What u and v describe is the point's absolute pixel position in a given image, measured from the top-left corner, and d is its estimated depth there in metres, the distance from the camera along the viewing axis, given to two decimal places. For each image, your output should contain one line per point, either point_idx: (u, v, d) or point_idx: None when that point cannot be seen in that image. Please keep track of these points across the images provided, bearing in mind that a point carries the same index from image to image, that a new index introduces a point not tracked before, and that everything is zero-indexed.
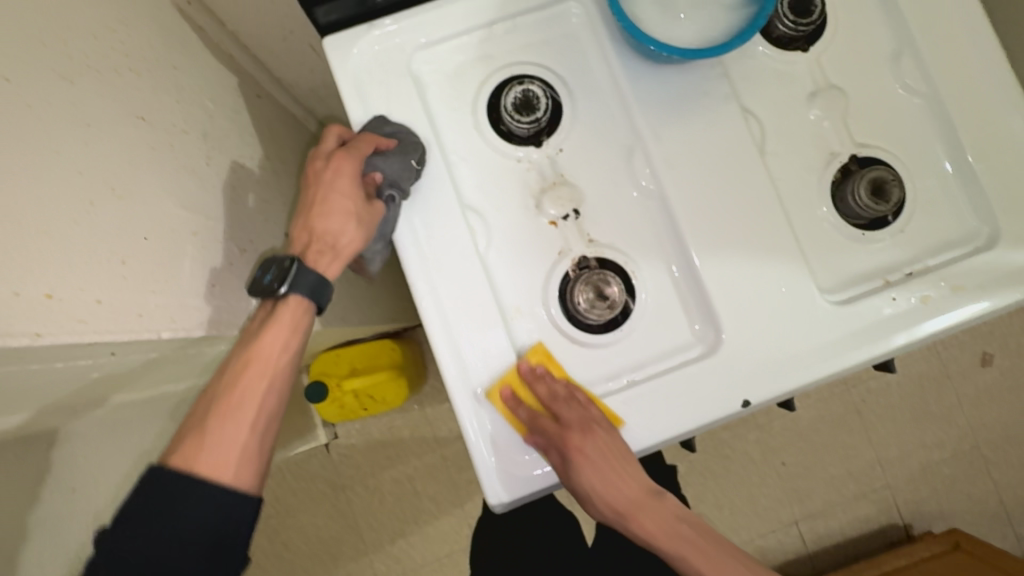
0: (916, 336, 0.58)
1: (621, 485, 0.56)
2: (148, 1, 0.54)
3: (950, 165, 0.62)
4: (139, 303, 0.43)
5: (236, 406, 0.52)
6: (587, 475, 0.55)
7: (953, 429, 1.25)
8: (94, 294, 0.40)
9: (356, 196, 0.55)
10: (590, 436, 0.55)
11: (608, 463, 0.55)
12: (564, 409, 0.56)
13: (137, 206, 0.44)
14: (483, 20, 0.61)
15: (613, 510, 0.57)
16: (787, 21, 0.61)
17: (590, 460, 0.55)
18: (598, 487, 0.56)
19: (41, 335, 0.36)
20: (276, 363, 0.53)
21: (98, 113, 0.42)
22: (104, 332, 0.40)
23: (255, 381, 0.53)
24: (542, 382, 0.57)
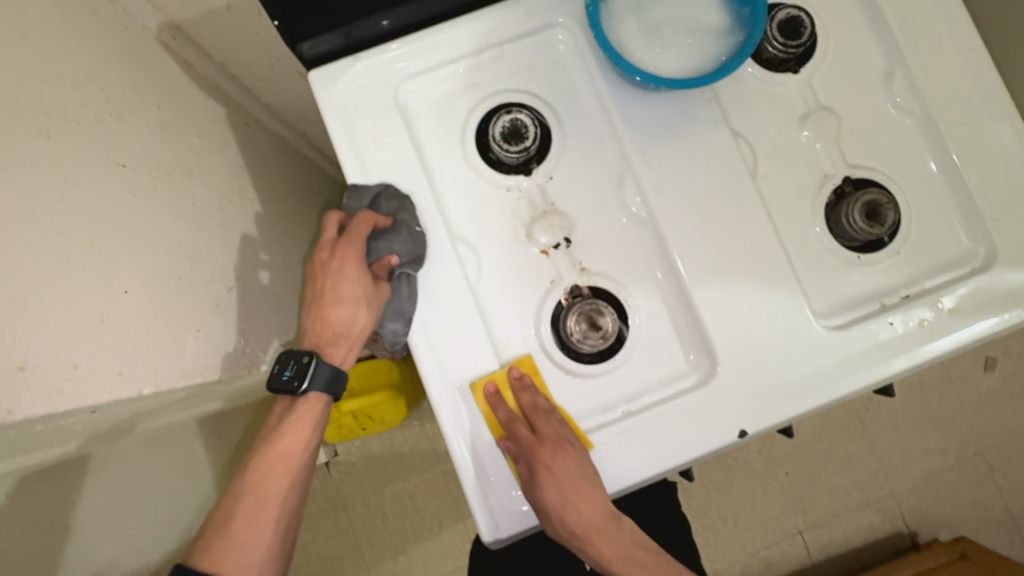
0: (915, 360, 0.57)
1: (585, 509, 0.57)
2: (129, 42, 0.54)
3: (935, 164, 0.61)
4: (119, 361, 0.43)
5: (261, 501, 0.53)
6: (550, 487, 0.55)
7: (956, 434, 1.24)
8: (72, 357, 0.39)
9: (364, 284, 0.57)
10: (562, 455, 0.55)
11: (576, 484, 0.56)
12: (541, 424, 0.56)
13: (115, 260, 0.44)
14: (469, 49, 0.60)
15: (568, 530, 0.57)
16: (776, 43, 0.60)
17: (561, 469, 0.55)
18: (569, 512, 0.56)
19: (14, 410, 0.36)
20: (300, 457, 0.56)
21: (76, 166, 0.42)
22: (81, 396, 0.40)
23: (279, 477, 0.55)
24: (524, 393, 0.57)
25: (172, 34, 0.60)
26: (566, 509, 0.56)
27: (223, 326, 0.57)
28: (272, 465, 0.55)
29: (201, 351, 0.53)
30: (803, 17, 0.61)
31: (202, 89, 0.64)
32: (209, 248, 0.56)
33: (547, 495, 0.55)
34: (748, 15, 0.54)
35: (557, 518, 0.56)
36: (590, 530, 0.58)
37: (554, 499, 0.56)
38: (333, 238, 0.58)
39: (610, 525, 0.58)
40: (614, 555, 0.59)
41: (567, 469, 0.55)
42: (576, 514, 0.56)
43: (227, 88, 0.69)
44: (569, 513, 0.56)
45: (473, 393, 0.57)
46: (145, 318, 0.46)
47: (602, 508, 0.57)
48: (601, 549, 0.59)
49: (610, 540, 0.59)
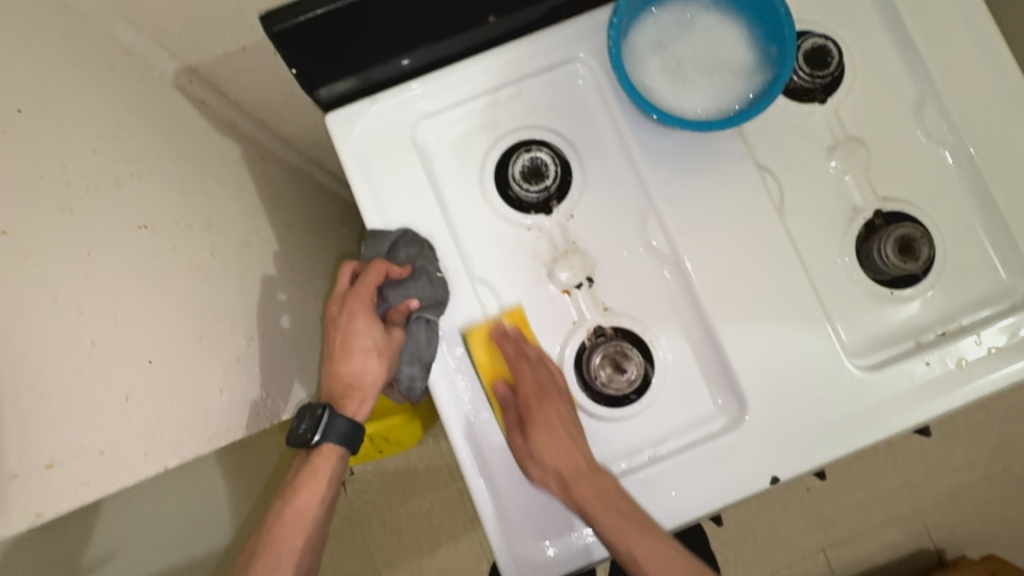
0: (954, 401, 0.55)
1: (568, 451, 0.54)
2: (146, 93, 0.53)
3: (951, 157, 0.60)
4: (145, 439, 0.43)
5: (275, 562, 0.53)
6: (539, 435, 0.54)
7: (984, 446, 1.18)
8: (97, 443, 0.39)
9: (373, 335, 0.55)
10: (544, 368, 0.55)
11: (563, 433, 0.54)
12: (525, 368, 0.55)
13: (139, 331, 0.44)
14: (487, 86, 0.59)
15: (555, 470, 0.54)
16: (802, 72, 0.59)
17: (547, 417, 0.54)
18: (554, 454, 0.53)
19: (40, 512, 0.35)
20: (312, 516, 0.55)
21: (97, 237, 0.42)
22: (109, 481, 0.40)
23: (293, 536, 0.54)
24: (509, 341, 0.56)
25: (188, 78, 0.59)
26: (550, 449, 0.54)
27: (245, 379, 0.56)
28: (286, 524, 0.54)
29: (225, 410, 0.52)
30: (829, 45, 0.60)
31: (217, 129, 0.64)
32: (228, 299, 0.56)
33: (537, 441, 0.53)
34: (775, 53, 0.53)
35: (542, 462, 0.54)
36: (574, 472, 0.54)
37: (543, 441, 0.54)
38: (345, 288, 0.57)
39: (595, 474, 0.54)
40: (606, 511, 0.52)
41: (554, 418, 0.54)
42: (562, 454, 0.54)
43: (242, 124, 0.69)
44: (556, 454, 0.54)
45: (468, 341, 0.57)
46: (169, 388, 0.46)
47: (587, 459, 0.54)
48: (592, 509, 0.52)
49: (617, 523, 0.52)
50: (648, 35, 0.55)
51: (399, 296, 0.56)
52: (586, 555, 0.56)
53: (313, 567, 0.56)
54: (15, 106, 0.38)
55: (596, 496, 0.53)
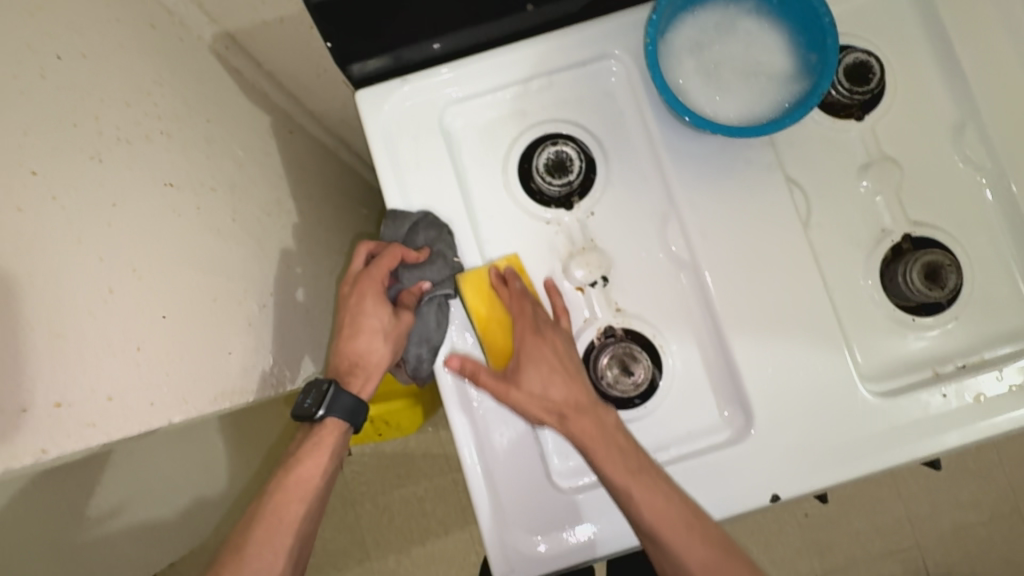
0: (968, 436, 0.54)
1: (561, 390, 0.54)
2: (183, 54, 0.54)
3: (989, 190, 0.58)
4: (152, 392, 0.43)
5: (275, 528, 0.52)
6: (532, 371, 0.54)
7: (993, 490, 1.15)
8: (107, 390, 0.39)
9: (382, 317, 0.56)
10: (541, 322, 0.54)
11: (558, 368, 0.54)
12: (518, 300, 0.54)
13: (155, 285, 0.44)
14: (520, 75, 0.59)
15: (552, 403, 0.54)
16: (841, 87, 0.58)
17: (544, 353, 0.54)
18: (552, 389, 0.54)
19: (48, 450, 0.35)
20: (314, 486, 0.55)
21: (123, 187, 0.42)
22: (115, 429, 0.40)
23: (295, 504, 0.54)
24: (509, 284, 0.55)
25: (225, 44, 0.60)
26: (547, 385, 0.54)
27: (255, 345, 0.57)
28: (287, 492, 0.54)
29: (233, 373, 0.52)
30: (871, 61, 0.58)
31: (248, 98, 0.64)
32: (244, 263, 0.56)
33: (531, 378, 0.54)
34: (816, 62, 0.52)
35: (537, 398, 0.54)
36: (573, 406, 0.54)
37: (537, 378, 0.54)
38: (359, 269, 0.58)
39: (597, 410, 0.54)
40: (605, 447, 0.52)
41: (550, 355, 0.54)
42: (560, 389, 0.54)
43: (273, 95, 0.69)
44: (553, 387, 0.54)
45: (461, 285, 0.55)
46: (180, 344, 0.46)
47: (589, 395, 0.55)
48: (592, 444, 0.52)
49: (616, 454, 0.52)
50: (686, 35, 0.54)
51: (413, 277, 0.56)
52: (578, 555, 0.56)
53: (311, 543, 0.56)
54: (57, 52, 0.38)
55: (595, 431, 0.53)
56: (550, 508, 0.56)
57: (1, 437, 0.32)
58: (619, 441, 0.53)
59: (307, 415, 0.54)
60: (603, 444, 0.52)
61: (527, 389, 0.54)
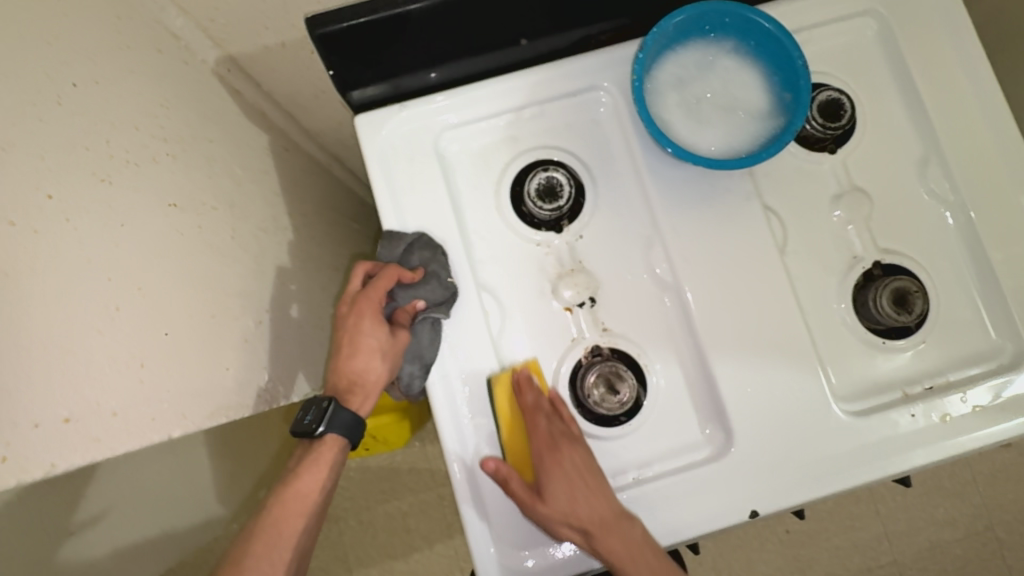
0: (935, 454, 0.57)
1: (588, 503, 0.54)
2: (188, 78, 0.56)
3: (950, 217, 0.62)
4: (154, 407, 0.44)
5: (273, 542, 0.53)
6: (557, 490, 0.54)
7: (966, 507, 1.19)
8: (112, 405, 0.40)
9: (380, 336, 0.57)
10: (566, 455, 0.55)
11: (581, 483, 0.55)
12: (540, 420, 0.55)
13: (158, 302, 0.45)
14: (513, 104, 0.62)
15: (579, 527, 0.54)
16: (816, 122, 0.61)
17: (566, 475, 0.55)
18: (578, 507, 0.54)
19: (55, 464, 0.36)
20: (312, 501, 0.55)
21: (131, 207, 0.44)
22: (118, 444, 0.41)
23: (294, 519, 0.54)
24: (530, 390, 0.56)
25: (227, 67, 0.62)
26: (573, 503, 0.54)
27: (251, 361, 0.57)
28: (286, 507, 0.55)
29: (230, 389, 0.53)
30: (842, 99, 0.62)
31: (248, 118, 0.66)
32: (241, 280, 0.58)
33: (555, 493, 0.54)
34: (789, 101, 0.55)
35: (562, 514, 0.54)
36: (600, 524, 0.54)
37: (564, 498, 0.54)
38: (356, 290, 0.59)
39: (621, 524, 0.54)
40: (633, 561, 0.53)
41: (571, 475, 0.55)
42: (584, 507, 0.54)
43: (271, 115, 0.71)
44: (578, 505, 0.54)
45: (492, 385, 0.57)
46: (181, 359, 0.47)
47: (612, 509, 0.54)
48: (617, 560, 0.53)
49: (642, 562, 0.53)
50: (670, 71, 0.57)
51: (407, 297, 0.57)
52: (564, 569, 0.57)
53: (308, 557, 0.56)
54: (72, 80, 0.40)
55: (623, 548, 0.53)
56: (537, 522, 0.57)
57: (10, 452, 0.33)
58: (647, 552, 0.53)
59: (307, 432, 0.55)
60: (630, 559, 0.53)
61: (551, 507, 0.54)
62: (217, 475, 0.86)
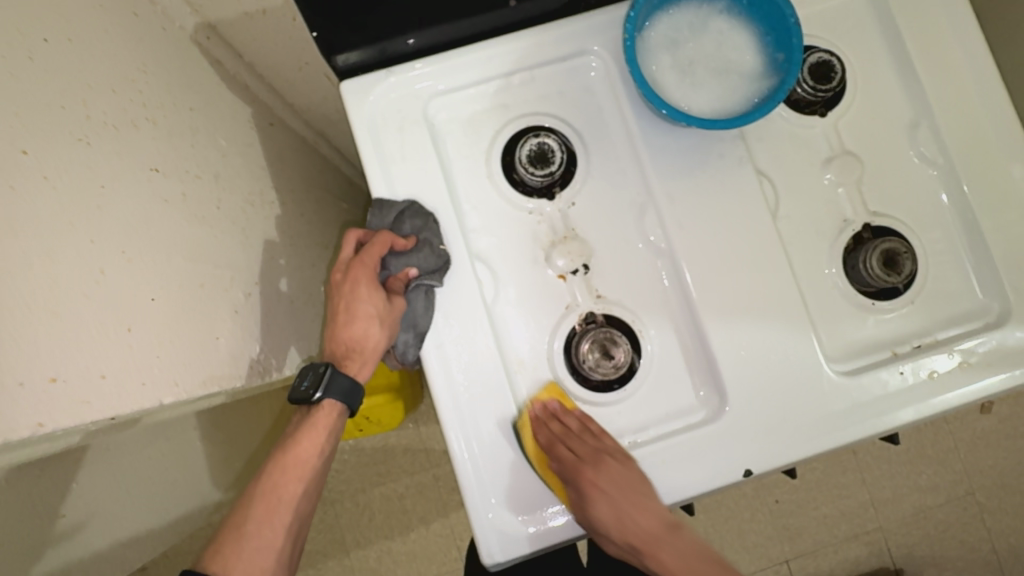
0: (923, 411, 0.58)
1: (641, 517, 0.56)
2: (166, 43, 0.54)
3: (945, 196, 0.62)
4: (144, 372, 0.43)
5: (274, 507, 0.53)
6: (599, 509, 0.56)
7: (948, 473, 1.22)
8: (100, 369, 0.40)
9: (376, 302, 0.56)
10: (603, 470, 0.55)
11: (622, 497, 0.55)
12: (578, 444, 0.56)
13: (144, 267, 0.44)
14: (502, 69, 0.60)
15: (623, 540, 0.57)
16: (806, 85, 0.61)
17: (603, 488, 0.55)
18: (613, 514, 0.55)
19: (45, 424, 0.35)
20: (311, 466, 0.55)
21: (111, 170, 0.42)
22: (109, 408, 0.40)
23: (293, 483, 0.55)
24: (554, 422, 0.57)
25: (207, 34, 0.60)
26: (617, 513, 0.56)
27: (243, 333, 0.57)
28: (286, 471, 0.55)
29: (222, 358, 0.52)
30: (833, 61, 0.62)
31: (229, 89, 0.64)
32: (229, 252, 0.56)
33: (596, 511, 0.56)
34: (782, 61, 0.55)
35: (608, 523, 0.56)
36: (633, 528, 0.56)
37: (604, 515, 0.56)
38: (349, 257, 0.59)
39: (645, 519, 0.56)
40: (657, 547, 0.57)
41: (613, 485, 0.55)
42: (612, 513, 0.56)
43: (254, 88, 0.69)
44: (627, 515, 0.56)
45: (519, 430, 0.57)
46: (169, 327, 0.46)
47: (650, 511, 0.56)
48: (644, 548, 0.57)
49: (670, 557, 0.57)
50: (662, 31, 0.57)
51: (399, 265, 0.57)
52: (564, 532, 0.58)
53: (310, 520, 0.57)
54: (43, 35, 0.38)
55: (649, 540, 0.57)
56: (537, 489, 0.57)
57: None
58: (670, 541, 0.57)
59: (304, 397, 0.55)
60: (653, 543, 0.57)
61: (592, 513, 0.56)
62: (210, 456, 0.86)
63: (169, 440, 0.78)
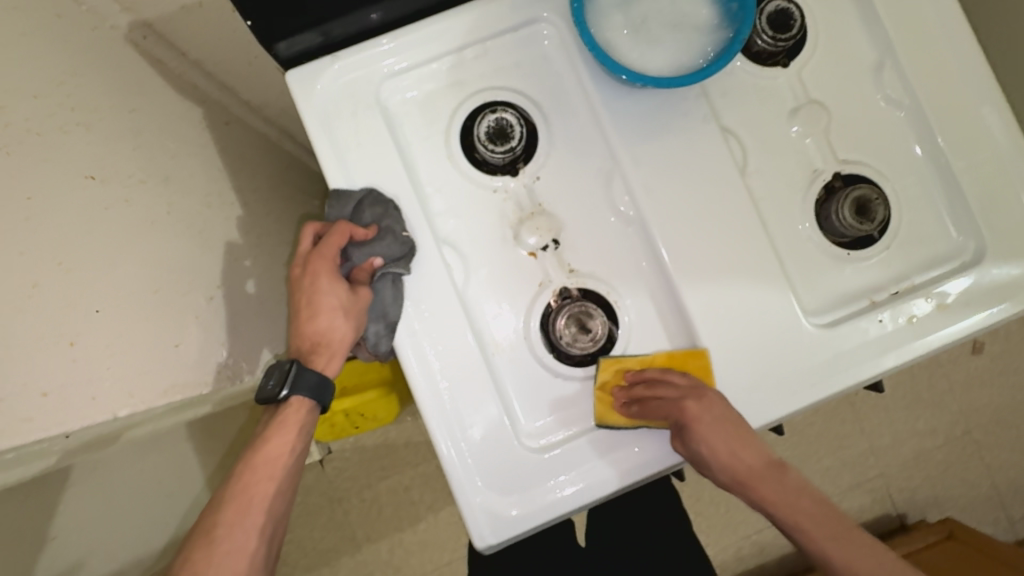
0: (905, 356, 0.58)
1: (743, 452, 0.53)
2: (97, 46, 0.52)
3: (920, 149, 0.61)
4: (93, 386, 0.44)
5: (245, 509, 0.53)
6: (709, 437, 0.53)
7: (945, 416, 1.23)
8: (42, 386, 0.41)
9: (339, 294, 0.55)
10: (710, 403, 0.54)
11: (730, 428, 0.53)
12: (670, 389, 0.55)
13: (87, 276, 0.44)
14: (452, 45, 0.58)
15: (731, 478, 0.53)
16: (766, 36, 0.59)
17: (716, 418, 0.53)
18: (741, 451, 0.53)
19: None
20: (282, 465, 0.55)
21: (39, 179, 0.42)
22: (54, 424, 0.42)
23: (263, 483, 0.54)
24: (642, 381, 0.56)
25: (143, 33, 0.58)
26: (734, 450, 0.53)
27: (206, 338, 0.57)
28: (256, 472, 0.54)
29: (185, 366, 0.54)
30: (792, 9, 0.60)
31: (175, 89, 0.62)
32: (186, 257, 0.56)
33: (708, 443, 0.53)
34: (736, 10, 0.53)
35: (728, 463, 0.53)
36: (758, 476, 0.53)
37: (722, 445, 0.53)
38: (307, 250, 0.57)
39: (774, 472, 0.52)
40: (789, 507, 0.51)
41: (715, 416, 0.53)
42: (750, 455, 0.53)
43: (203, 86, 0.67)
44: (745, 455, 0.53)
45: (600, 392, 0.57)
46: (120, 336, 0.47)
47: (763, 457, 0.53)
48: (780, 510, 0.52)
49: (805, 514, 0.51)
50: None
51: (363, 255, 0.56)
52: (552, 511, 0.57)
53: (286, 523, 0.56)
54: None
55: (780, 494, 0.52)
56: (522, 469, 0.57)
57: None
58: (808, 505, 0.51)
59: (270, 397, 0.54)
60: (786, 504, 0.51)
61: (701, 450, 0.53)
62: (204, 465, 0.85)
63: (158, 454, 0.77)
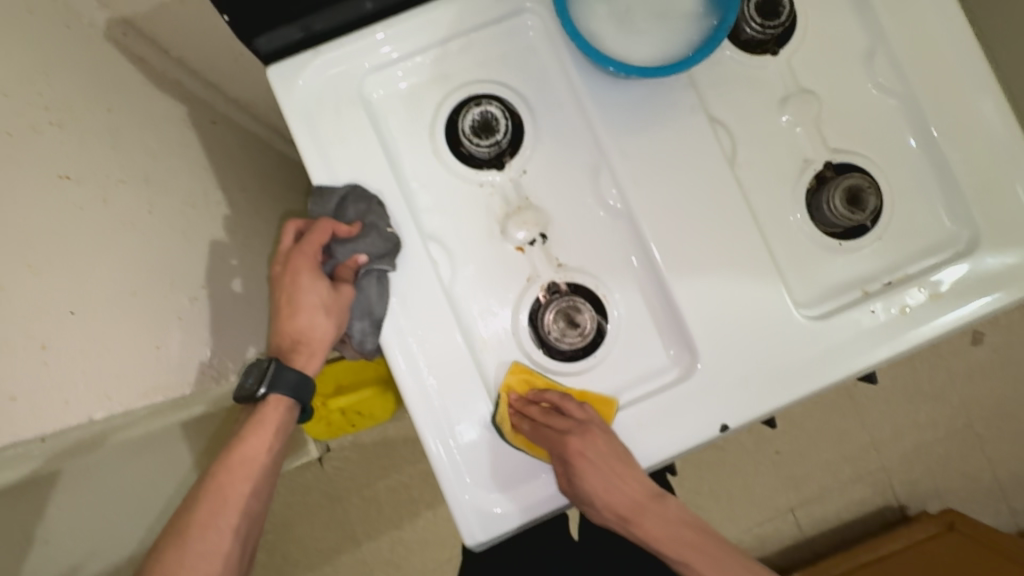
0: (897, 348, 0.57)
1: (626, 488, 0.54)
2: (74, 44, 0.51)
3: (914, 140, 0.60)
4: (65, 390, 0.45)
5: (219, 510, 0.53)
6: (596, 478, 0.54)
7: (945, 408, 1.22)
8: (12, 391, 0.42)
9: (320, 291, 0.55)
10: (591, 441, 0.54)
11: (616, 464, 0.54)
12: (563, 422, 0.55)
13: (59, 278, 0.45)
14: (436, 38, 0.58)
15: (616, 515, 0.56)
16: (754, 23, 0.58)
17: (585, 454, 0.54)
18: (615, 490, 0.54)
19: None
20: (258, 466, 0.55)
21: (10, 181, 0.42)
22: (25, 428, 0.43)
23: (239, 484, 0.54)
24: (531, 407, 0.56)
25: (123, 30, 0.57)
26: (608, 488, 0.54)
27: (190, 338, 0.59)
28: (231, 472, 0.54)
29: (165, 365, 0.55)
30: None
31: (158, 87, 0.61)
32: (166, 258, 0.56)
33: (588, 483, 0.54)
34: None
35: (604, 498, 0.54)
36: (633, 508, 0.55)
37: (598, 485, 0.54)
38: (289, 247, 0.57)
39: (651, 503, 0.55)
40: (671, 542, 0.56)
41: (596, 456, 0.54)
42: (617, 493, 0.55)
43: (187, 84, 0.66)
44: (612, 493, 0.54)
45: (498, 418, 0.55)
46: (95, 338, 0.48)
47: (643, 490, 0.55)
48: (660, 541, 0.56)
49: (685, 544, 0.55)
50: None
51: (346, 251, 0.55)
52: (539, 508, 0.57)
53: (262, 520, 0.56)
54: None
55: (659, 524, 0.56)
56: (511, 465, 0.57)
57: None
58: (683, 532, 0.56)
59: (247, 393, 0.54)
60: (670, 540, 0.56)
61: (589, 489, 0.54)
62: None
63: (152, 454, 0.77)
